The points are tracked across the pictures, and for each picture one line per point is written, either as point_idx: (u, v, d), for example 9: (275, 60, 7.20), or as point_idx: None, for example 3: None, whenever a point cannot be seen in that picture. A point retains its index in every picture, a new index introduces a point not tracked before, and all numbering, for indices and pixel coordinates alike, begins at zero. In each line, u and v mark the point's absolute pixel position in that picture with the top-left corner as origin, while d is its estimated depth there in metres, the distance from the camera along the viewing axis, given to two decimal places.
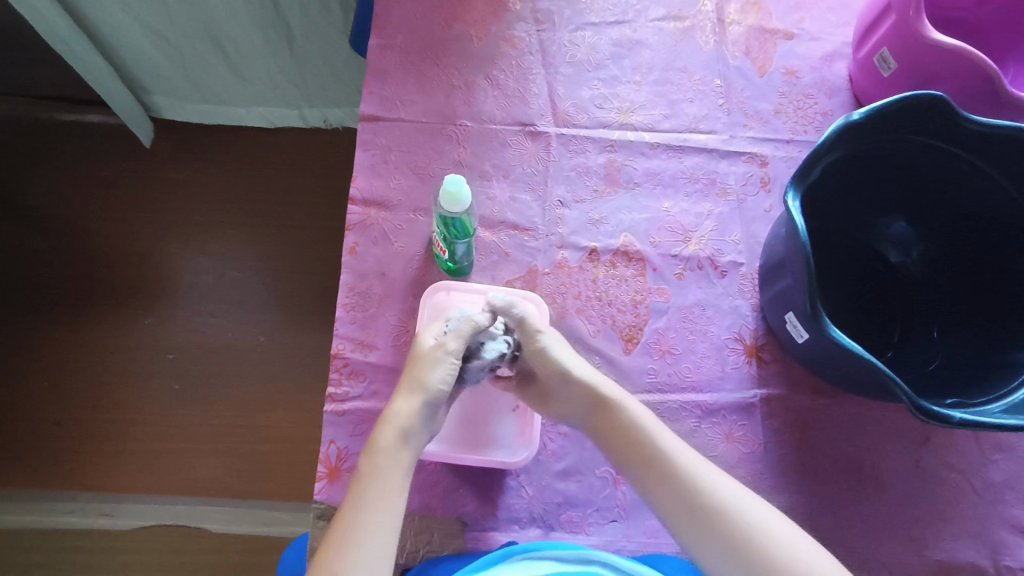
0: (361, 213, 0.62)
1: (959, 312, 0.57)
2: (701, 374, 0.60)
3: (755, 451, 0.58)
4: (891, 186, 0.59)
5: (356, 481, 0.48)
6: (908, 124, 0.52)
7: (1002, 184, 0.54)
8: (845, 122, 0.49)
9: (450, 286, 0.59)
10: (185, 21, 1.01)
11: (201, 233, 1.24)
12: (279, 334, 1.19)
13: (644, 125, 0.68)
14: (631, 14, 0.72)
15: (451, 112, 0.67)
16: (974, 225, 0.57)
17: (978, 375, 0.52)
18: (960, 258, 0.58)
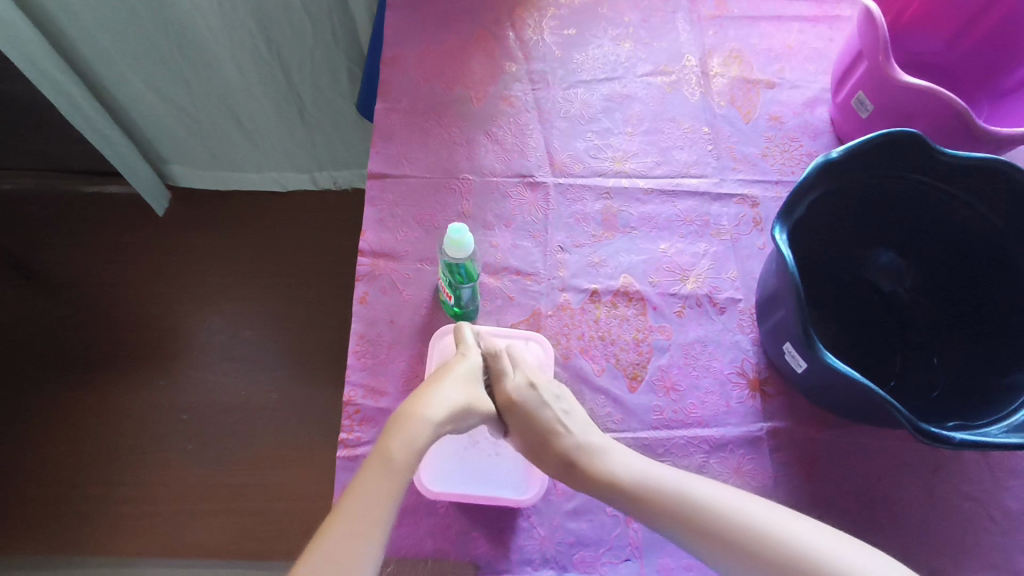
0: (370, 264, 0.65)
1: (955, 338, 0.58)
2: (706, 410, 0.60)
3: (765, 485, 0.58)
4: (876, 220, 0.61)
5: (379, 469, 0.47)
6: (887, 159, 0.55)
7: (982, 213, 0.56)
8: (827, 157, 0.52)
9: (458, 329, 0.61)
10: (202, 94, 1.08)
11: (215, 296, 1.28)
12: (290, 391, 1.20)
13: (637, 172, 0.72)
14: (621, 71, 0.78)
15: (454, 166, 0.70)
16: (962, 253, 0.59)
17: (980, 398, 0.52)
18: (955, 285, 0.60)
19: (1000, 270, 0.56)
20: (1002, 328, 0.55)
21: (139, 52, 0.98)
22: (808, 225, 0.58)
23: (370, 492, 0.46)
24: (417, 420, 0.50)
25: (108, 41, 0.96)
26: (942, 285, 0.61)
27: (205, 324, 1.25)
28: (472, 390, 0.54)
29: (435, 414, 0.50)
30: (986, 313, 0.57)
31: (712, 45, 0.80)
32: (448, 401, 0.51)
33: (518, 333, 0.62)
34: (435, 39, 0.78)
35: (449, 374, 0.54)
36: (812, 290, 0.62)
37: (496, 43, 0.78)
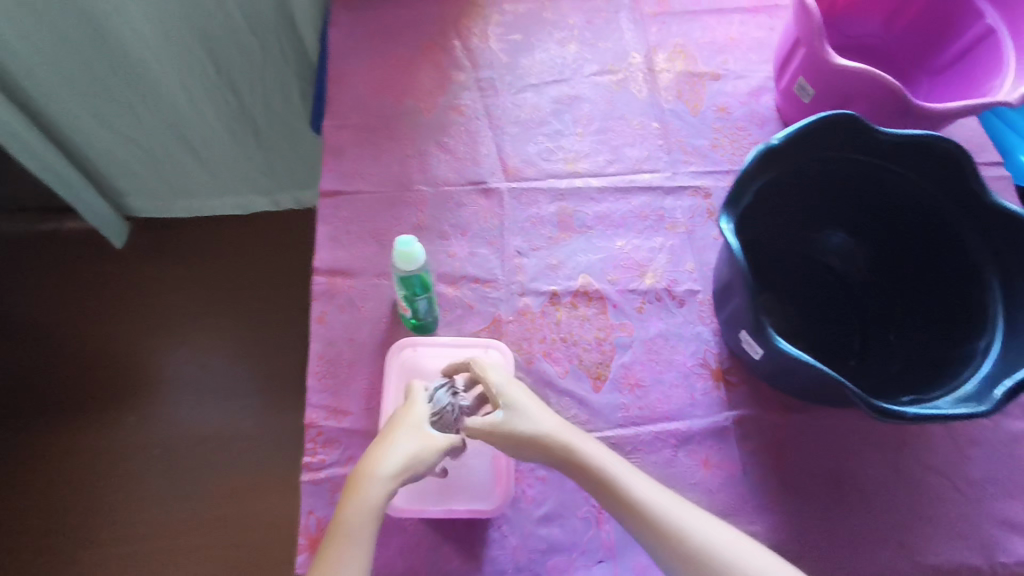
0: (326, 282, 0.64)
1: (910, 312, 0.59)
2: (671, 404, 0.61)
3: (734, 475, 0.58)
4: (823, 205, 0.62)
5: (349, 517, 0.47)
6: (827, 140, 0.56)
7: (924, 187, 0.57)
8: (768, 143, 0.52)
9: (416, 341, 0.60)
10: (155, 124, 1.07)
11: (184, 327, 1.26)
12: (265, 417, 1.18)
13: (590, 171, 0.72)
14: (569, 73, 0.78)
15: (407, 179, 0.70)
16: (907, 230, 0.60)
17: (935, 371, 0.53)
18: (904, 261, 0.61)
19: (942, 241, 0.57)
20: (952, 299, 0.56)
21: (87, 88, 0.97)
22: (757, 211, 0.58)
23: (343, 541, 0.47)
24: (376, 481, 0.49)
25: (53, 79, 0.94)
26: (889, 258, 0.62)
27: (176, 358, 1.23)
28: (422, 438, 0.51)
29: (387, 475, 0.49)
30: (931, 284, 0.58)
31: (656, 42, 0.81)
32: (398, 458, 0.50)
33: (475, 342, 0.61)
34: (380, 54, 0.77)
35: (404, 425, 0.52)
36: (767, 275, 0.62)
37: (442, 54, 0.78)
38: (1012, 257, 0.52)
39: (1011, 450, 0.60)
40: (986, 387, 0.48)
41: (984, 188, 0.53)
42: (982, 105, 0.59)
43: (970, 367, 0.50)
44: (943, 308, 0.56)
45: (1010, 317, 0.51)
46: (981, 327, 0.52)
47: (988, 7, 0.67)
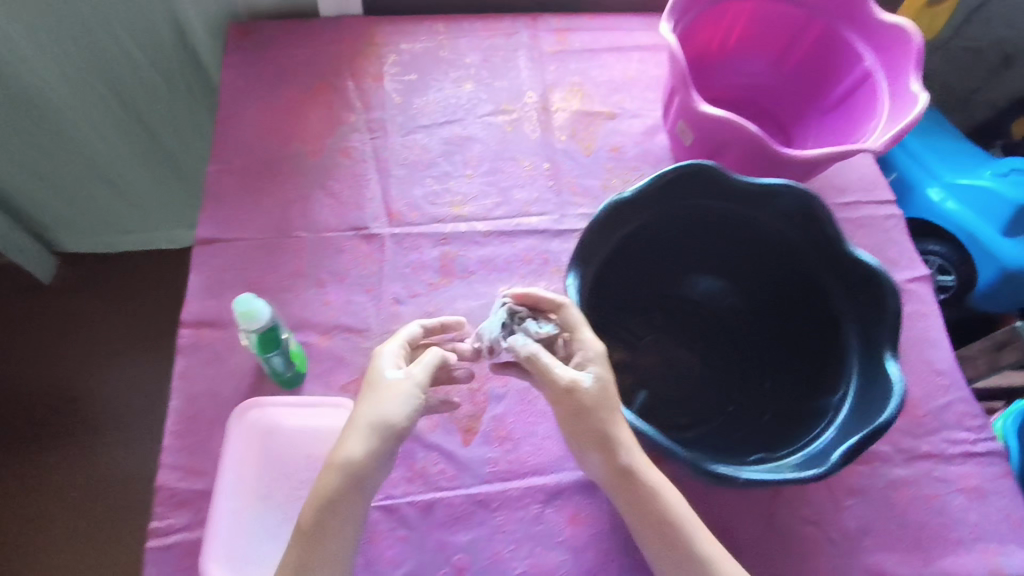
0: (192, 334, 0.62)
1: (781, 355, 0.58)
2: (542, 457, 0.59)
3: (604, 529, 0.57)
4: (687, 251, 0.60)
5: (342, 492, 0.46)
6: (686, 190, 0.55)
7: (783, 229, 0.56)
8: (617, 197, 0.52)
9: (263, 402, 0.56)
10: (66, 163, 1.00)
11: (101, 362, 1.16)
12: (144, 457, 1.09)
13: (476, 215, 0.71)
14: (461, 113, 0.77)
15: (287, 225, 0.68)
16: (771, 271, 0.59)
17: (798, 422, 0.53)
18: (770, 302, 0.60)
19: (809, 290, 0.56)
20: (817, 341, 0.56)
21: None
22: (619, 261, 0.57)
23: (326, 520, 0.45)
24: (346, 453, 0.46)
25: None
26: (764, 303, 0.61)
27: (97, 393, 1.13)
28: (391, 401, 0.47)
29: (344, 452, 0.46)
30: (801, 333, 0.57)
31: (552, 81, 0.80)
32: (359, 429, 0.47)
33: (328, 399, 0.56)
34: (269, 95, 0.76)
35: (381, 387, 0.48)
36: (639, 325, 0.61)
37: (334, 95, 0.77)
38: (869, 311, 0.52)
39: (888, 497, 0.60)
40: (831, 446, 0.49)
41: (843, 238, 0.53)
42: (846, 152, 0.59)
43: (822, 423, 0.51)
44: (809, 358, 0.56)
45: (865, 371, 0.51)
46: (839, 382, 0.52)
47: (866, 50, 0.67)
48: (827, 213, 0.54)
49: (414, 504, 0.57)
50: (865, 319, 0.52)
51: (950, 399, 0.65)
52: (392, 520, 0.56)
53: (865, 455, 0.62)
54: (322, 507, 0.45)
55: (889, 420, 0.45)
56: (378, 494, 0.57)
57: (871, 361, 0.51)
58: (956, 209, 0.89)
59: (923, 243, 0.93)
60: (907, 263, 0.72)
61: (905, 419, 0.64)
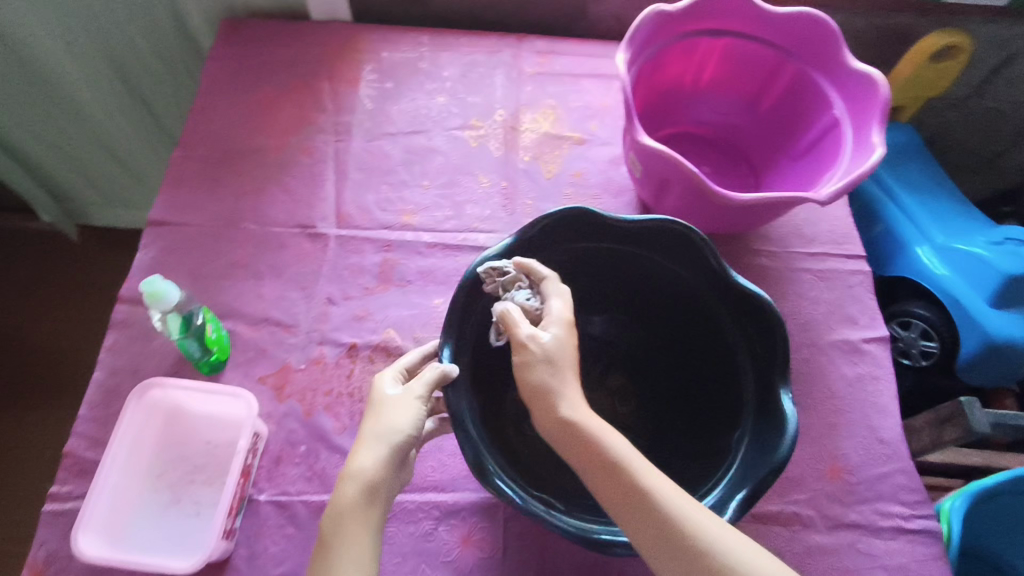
0: (127, 310, 0.63)
1: (683, 402, 0.57)
2: (444, 474, 0.58)
3: (493, 556, 0.55)
4: (585, 292, 0.60)
5: (340, 526, 0.42)
6: (559, 238, 0.53)
7: (678, 270, 0.54)
8: (481, 259, 0.49)
9: (164, 381, 0.53)
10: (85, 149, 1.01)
11: (90, 326, 1.16)
12: (56, 420, 1.08)
13: (424, 225, 0.71)
14: (429, 125, 0.78)
15: (237, 215, 0.70)
16: (674, 310, 0.57)
17: (704, 466, 0.50)
18: (670, 340, 0.59)
19: (706, 326, 0.55)
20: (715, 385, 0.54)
21: None
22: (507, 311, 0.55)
23: (326, 559, 0.41)
24: (345, 477, 0.43)
25: None
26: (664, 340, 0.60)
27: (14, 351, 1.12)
28: (397, 412, 0.46)
29: (363, 468, 0.43)
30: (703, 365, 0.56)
31: (526, 100, 0.80)
32: (373, 446, 0.44)
33: (222, 389, 0.54)
34: (248, 91, 0.79)
35: (376, 409, 0.46)
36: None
37: (309, 96, 0.79)
38: (761, 343, 0.50)
39: (802, 564, 0.57)
40: (729, 494, 0.46)
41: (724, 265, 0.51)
42: (791, 198, 0.56)
43: (724, 468, 0.48)
44: (712, 394, 0.54)
45: (761, 409, 0.49)
46: (735, 423, 0.50)
47: (837, 98, 0.65)
48: (709, 241, 0.51)
49: (306, 503, 0.56)
50: (757, 354, 0.50)
51: (889, 469, 0.61)
52: (281, 517, 0.55)
53: (786, 516, 0.58)
54: (327, 546, 0.42)
55: (783, 459, 0.44)
56: (273, 489, 0.56)
57: (767, 396, 0.49)
58: (946, 273, 0.82)
59: (909, 305, 0.86)
60: (867, 322, 0.68)
61: (836, 484, 0.60)
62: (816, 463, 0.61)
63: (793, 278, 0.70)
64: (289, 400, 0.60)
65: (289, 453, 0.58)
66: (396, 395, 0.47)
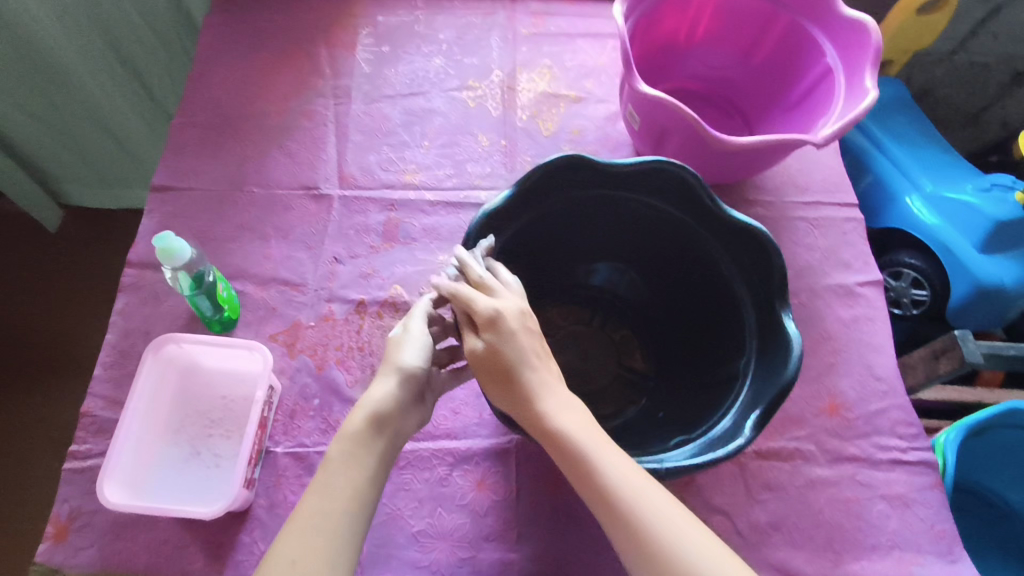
0: (137, 274, 0.64)
1: (689, 339, 0.60)
2: (457, 422, 0.59)
3: (507, 499, 0.57)
4: (583, 245, 0.62)
5: (343, 451, 0.44)
6: (551, 187, 0.53)
7: (673, 211, 0.55)
8: (477, 219, 0.49)
9: (180, 338, 0.55)
10: (78, 130, 0.97)
11: (82, 308, 1.15)
12: (61, 401, 1.08)
13: (426, 184, 0.72)
14: (427, 86, 0.78)
15: (241, 179, 0.71)
16: (672, 252, 0.59)
17: (716, 395, 0.52)
18: (668, 280, 0.62)
19: (703, 262, 0.56)
20: (718, 320, 0.56)
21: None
22: (508, 262, 0.56)
23: (325, 480, 0.42)
24: (355, 408, 0.46)
25: None
26: (661, 281, 0.63)
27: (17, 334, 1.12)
28: (404, 353, 0.49)
29: (372, 398, 0.46)
30: (702, 299, 0.58)
31: (522, 61, 0.81)
32: (382, 381, 0.47)
33: (238, 343, 0.55)
34: (245, 58, 0.79)
35: (386, 354, 0.50)
36: (538, 319, 0.65)
37: (307, 61, 0.79)
38: (756, 271, 0.52)
39: (805, 496, 0.58)
40: (740, 415, 0.47)
41: (717, 198, 0.52)
42: (789, 140, 0.58)
43: (733, 395, 0.49)
44: (716, 324, 0.56)
45: (764, 333, 0.50)
46: (742, 348, 0.52)
47: (829, 45, 0.66)
48: (699, 177, 0.52)
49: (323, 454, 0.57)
50: (755, 282, 0.52)
51: (885, 405, 0.63)
52: (299, 467, 0.56)
53: (788, 452, 0.60)
54: (328, 470, 0.43)
55: (790, 378, 0.45)
56: (289, 441, 0.58)
57: (768, 321, 0.50)
58: (936, 221, 0.85)
59: (900, 254, 0.89)
60: (861, 266, 0.70)
61: (835, 420, 0.62)
62: (815, 401, 0.63)
63: (788, 227, 0.72)
64: (300, 355, 0.62)
65: (303, 406, 0.59)
66: (401, 340, 0.50)
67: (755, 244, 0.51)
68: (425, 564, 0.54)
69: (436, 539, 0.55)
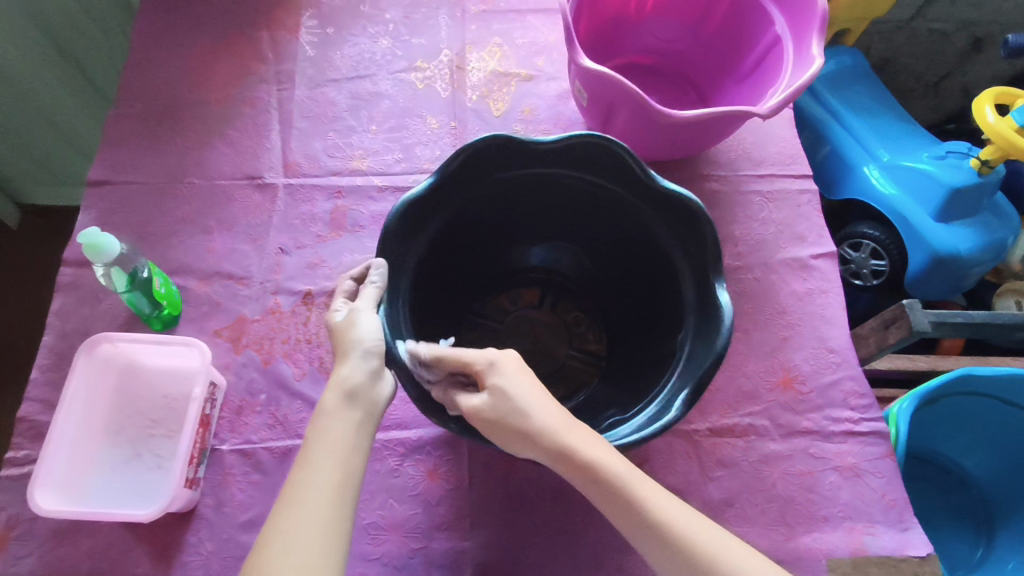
0: (73, 273, 0.62)
1: (638, 312, 0.60)
2: (408, 411, 0.58)
3: (459, 486, 0.56)
4: (523, 227, 0.63)
5: (328, 429, 0.40)
6: (479, 170, 0.52)
7: (607, 184, 0.54)
8: (397, 208, 0.48)
9: (114, 337, 0.53)
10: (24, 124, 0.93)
11: (16, 315, 1.10)
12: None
13: (374, 169, 0.70)
14: (374, 68, 0.76)
15: (180, 171, 0.68)
16: (613, 227, 0.58)
17: (657, 372, 0.52)
18: (612, 254, 0.62)
19: (644, 236, 0.55)
20: (661, 293, 0.56)
21: None
22: (444, 246, 0.56)
23: (308, 463, 0.39)
24: (330, 388, 0.42)
25: None
26: (607, 255, 0.63)
27: None
28: (359, 325, 0.44)
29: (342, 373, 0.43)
30: (644, 274, 0.58)
31: (472, 40, 0.78)
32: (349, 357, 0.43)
33: (174, 341, 0.53)
34: (183, 44, 0.76)
35: (337, 329, 0.45)
36: (485, 307, 0.68)
37: (248, 46, 0.76)
38: (692, 242, 0.51)
39: (758, 472, 0.59)
40: (675, 393, 0.47)
41: (648, 169, 0.51)
42: (732, 113, 0.56)
43: (670, 372, 0.49)
44: (660, 298, 0.56)
45: (701, 307, 0.50)
46: (681, 323, 0.51)
47: (778, 14, 0.64)
48: (629, 150, 0.51)
49: (270, 450, 0.56)
50: (690, 252, 0.51)
51: (838, 376, 0.63)
52: (246, 465, 0.55)
53: (741, 428, 0.60)
54: (312, 453, 0.40)
55: (721, 349, 0.45)
56: (236, 438, 0.57)
57: (704, 294, 0.50)
58: (893, 192, 0.85)
59: (860, 226, 0.89)
60: (815, 239, 0.70)
61: (789, 394, 0.62)
62: (769, 376, 0.63)
63: (742, 201, 0.71)
64: (246, 350, 0.60)
65: (250, 402, 0.58)
66: (346, 316, 0.46)
67: (689, 214, 0.50)
68: (376, 557, 0.53)
69: (388, 530, 0.54)
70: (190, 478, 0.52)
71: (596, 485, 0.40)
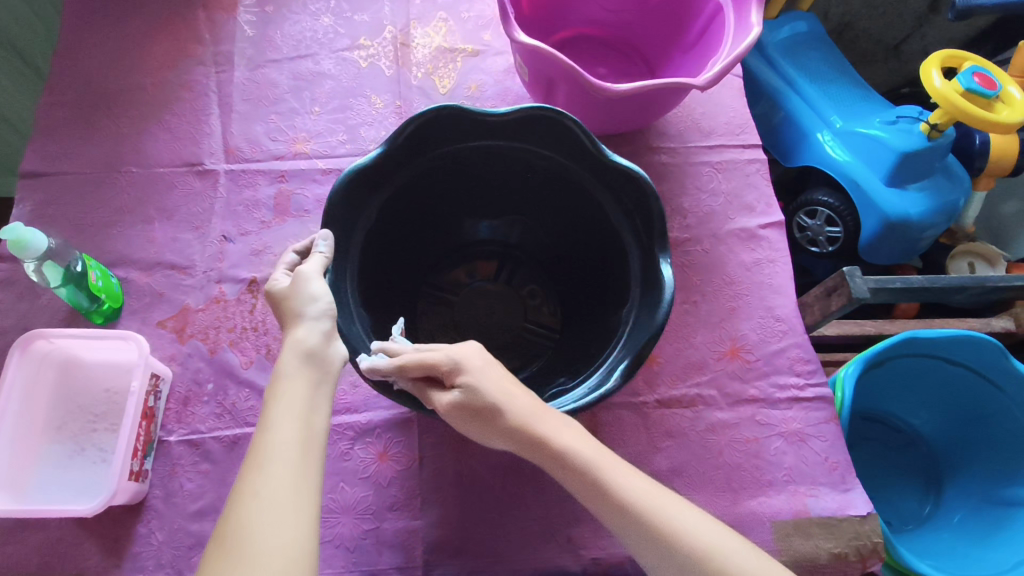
0: (9, 269, 0.61)
1: (589, 290, 0.61)
2: (357, 396, 0.59)
3: (410, 467, 0.57)
4: (476, 200, 0.62)
5: (287, 393, 0.39)
6: (426, 143, 0.52)
7: (557, 160, 0.53)
8: (343, 179, 0.47)
9: (48, 333, 0.52)
10: None
11: None
12: None
13: (318, 152, 0.69)
14: (316, 47, 0.74)
15: (117, 160, 0.67)
16: (565, 203, 0.58)
17: (603, 347, 0.52)
18: (564, 231, 0.62)
19: (595, 210, 0.55)
20: (610, 269, 0.56)
21: None
22: (390, 223, 0.55)
23: (270, 429, 0.37)
24: (287, 352, 0.41)
25: None
26: (558, 232, 0.63)
27: None
28: (307, 288, 0.43)
29: (297, 336, 0.41)
30: (596, 250, 0.58)
31: (416, 15, 0.77)
32: (300, 320, 0.42)
33: (110, 334, 0.52)
34: (114, 26, 0.73)
35: (282, 296, 0.44)
36: (439, 280, 0.68)
37: (184, 27, 0.74)
38: (641, 221, 0.51)
39: (705, 440, 0.60)
40: (614, 366, 0.47)
41: (600, 146, 0.50)
42: (670, 84, 0.56)
43: (613, 347, 0.49)
44: (609, 274, 0.56)
45: (646, 285, 0.50)
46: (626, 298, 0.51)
47: None
48: (581, 125, 0.50)
49: (218, 439, 0.56)
50: (637, 230, 0.52)
51: (784, 344, 0.64)
52: (194, 455, 0.55)
53: (689, 399, 0.61)
54: (273, 419, 0.38)
55: (660, 324, 0.45)
56: (183, 429, 0.56)
57: (649, 272, 0.50)
58: (847, 158, 0.85)
59: (815, 193, 0.90)
60: (764, 209, 0.70)
61: (735, 363, 0.63)
62: (716, 346, 0.63)
63: (692, 172, 0.71)
64: (191, 340, 0.60)
65: (196, 393, 0.58)
66: (291, 282, 0.44)
67: (637, 192, 0.50)
68: (327, 539, 0.54)
69: (339, 513, 0.55)
70: (136, 471, 0.52)
71: (562, 464, 0.40)
